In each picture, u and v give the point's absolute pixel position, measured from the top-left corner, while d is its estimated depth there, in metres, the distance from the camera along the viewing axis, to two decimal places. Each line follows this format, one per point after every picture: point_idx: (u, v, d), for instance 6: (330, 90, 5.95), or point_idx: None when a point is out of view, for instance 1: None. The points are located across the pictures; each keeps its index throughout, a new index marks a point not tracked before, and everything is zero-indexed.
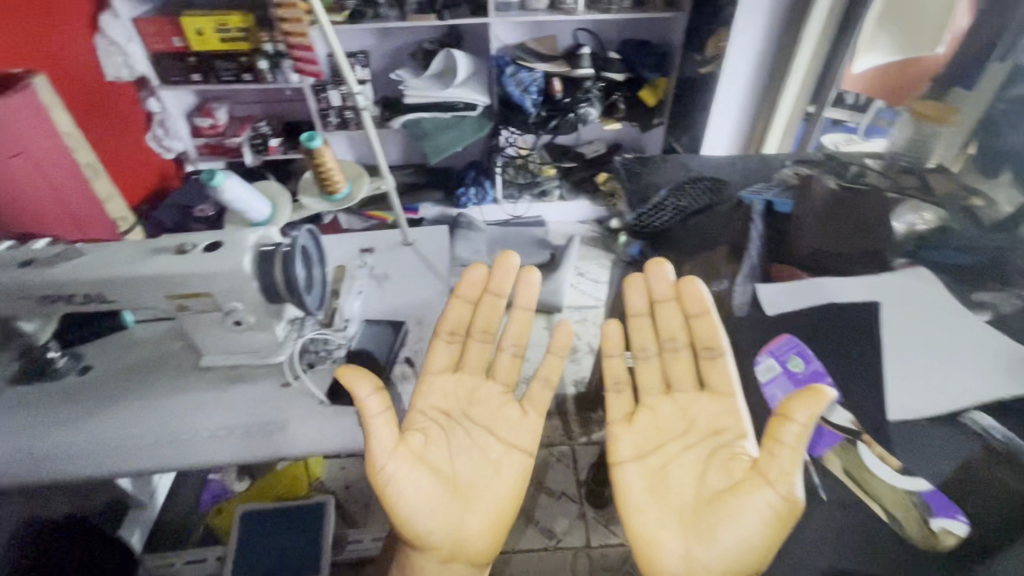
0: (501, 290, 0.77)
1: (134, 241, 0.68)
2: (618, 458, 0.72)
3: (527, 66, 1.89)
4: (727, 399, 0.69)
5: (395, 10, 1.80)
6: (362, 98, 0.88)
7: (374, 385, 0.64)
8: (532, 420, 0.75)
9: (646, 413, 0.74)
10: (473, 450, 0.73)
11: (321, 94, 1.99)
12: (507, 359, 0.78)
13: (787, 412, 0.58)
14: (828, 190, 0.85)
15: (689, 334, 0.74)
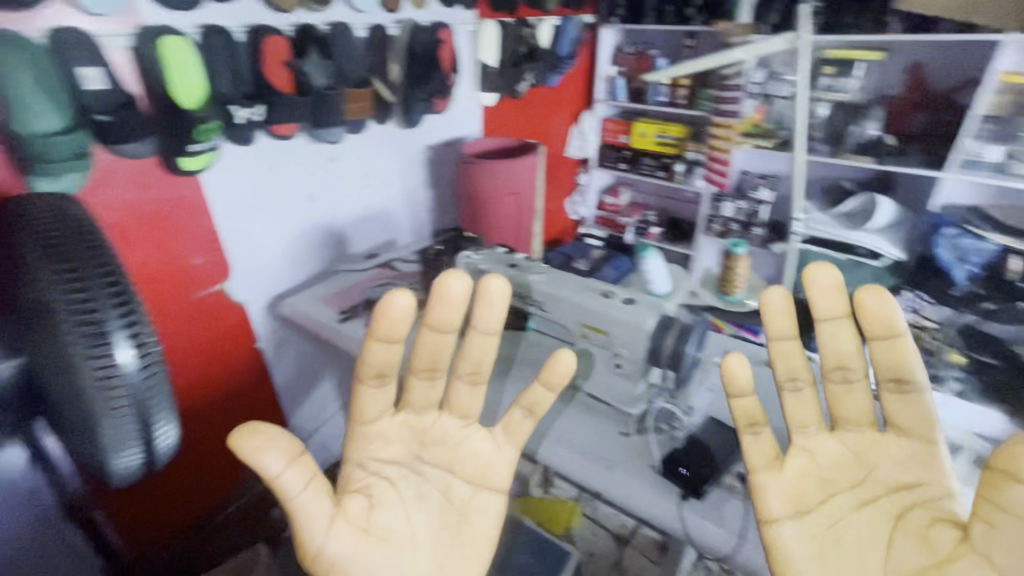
0: (446, 325, 0.63)
1: (576, 278, 0.92)
2: (773, 515, 0.58)
3: (978, 234, 1.57)
4: (917, 443, 0.58)
5: (829, 146, 1.82)
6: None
7: (287, 456, 0.52)
8: (509, 451, 0.68)
9: (801, 458, 0.60)
10: (427, 497, 0.64)
11: (717, 203, 2.12)
12: (464, 389, 0.67)
13: (1021, 469, 0.47)
14: None
15: (865, 362, 0.60)
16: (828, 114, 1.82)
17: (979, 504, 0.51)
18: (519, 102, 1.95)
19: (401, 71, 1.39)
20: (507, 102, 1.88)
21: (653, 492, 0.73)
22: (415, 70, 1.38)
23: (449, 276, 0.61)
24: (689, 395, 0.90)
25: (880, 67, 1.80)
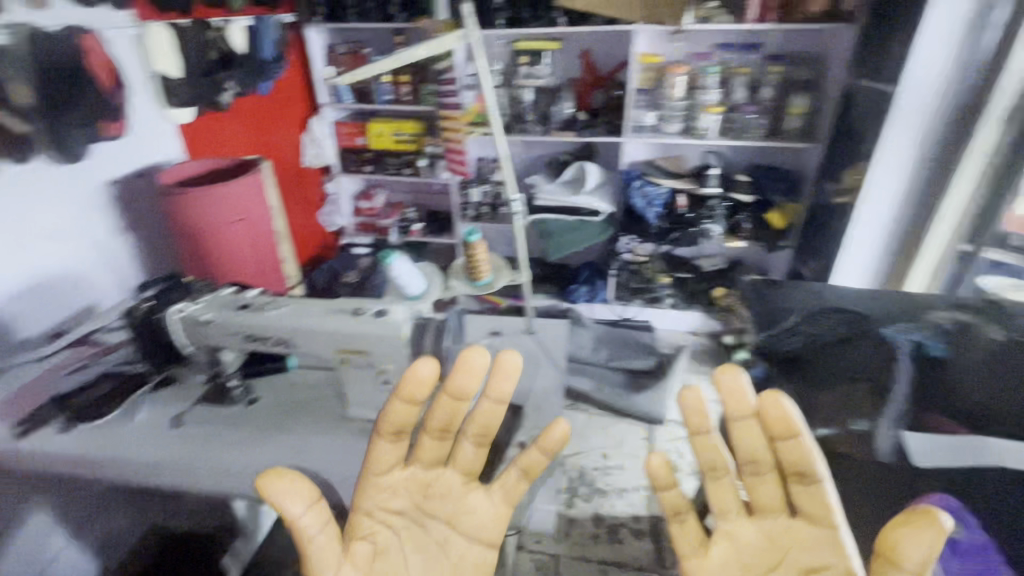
0: (460, 393, 0.63)
1: (320, 301, 0.84)
2: None
3: (655, 182, 2.01)
4: (826, 531, 0.53)
5: (540, 126, 2.08)
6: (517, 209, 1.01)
7: (307, 499, 0.57)
8: (502, 510, 0.65)
9: (721, 544, 0.57)
10: (428, 546, 0.63)
11: (464, 190, 2.23)
12: (471, 449, 0.66)
13: (898, 556, 0.44)
14: (990, 342, 0.78)
15: (772, 455, 0.56)
16: (533, 98, 2.07)
17: None
18: (226, 115, 1.72)
19: (30, 92, 1.03)
20: (209, 116, 1.63)
21: None
22: (46, 90, 1.06)
23: (470, 351, 0.61)
24: None
25: (562, 55, 2.09)
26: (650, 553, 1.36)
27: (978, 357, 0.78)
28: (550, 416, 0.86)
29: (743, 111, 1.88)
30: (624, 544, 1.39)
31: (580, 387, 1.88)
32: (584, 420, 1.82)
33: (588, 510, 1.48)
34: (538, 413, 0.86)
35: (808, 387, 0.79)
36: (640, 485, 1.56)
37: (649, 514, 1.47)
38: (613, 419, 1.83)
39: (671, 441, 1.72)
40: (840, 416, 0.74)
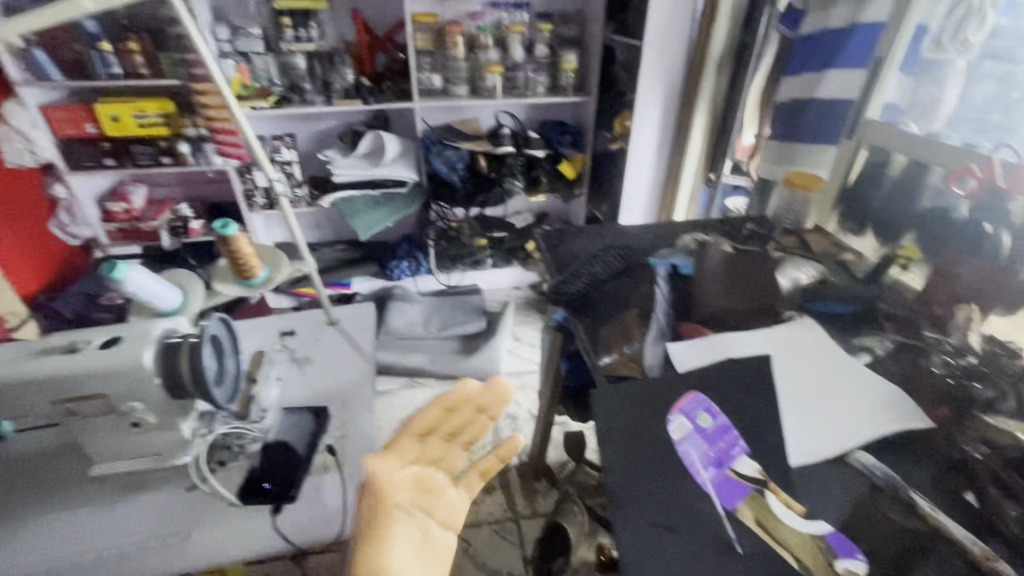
0: (483, 407, 0.64)
1: (19, 343, 0.64)
2: None
3: (453, 145, 1.99)
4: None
5: (321, 96, 1.87)
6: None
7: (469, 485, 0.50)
8: (463, 505, 0.58)
9: None
10: (414, 533, 0.53)
11: (246, 175, 1.94)
12: (457, 450, 0.62)
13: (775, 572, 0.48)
14: (721, 256, 0.91)
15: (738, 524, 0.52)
16: (307, 65, 1.85)
17: None
18: None
19: None
20: None
21: (241, 531, 0.63)
22: None
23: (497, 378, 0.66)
24: (257, 394, 0.77)
25: (330, 14, 1.88)
26: (503, 504, 1.43)
27: (716, 270, 0.88)
28: (360, 408, 0.80)
29: (522, 70, 1.97)
30: (478, 503, 1.43)
31: (415, 364, 1.85)
32: (425, 396, 1.79)
33: None
34: (345, 409, 0.80)
35: (592, 321, 0.83)
36: (487, 443, 1.61)
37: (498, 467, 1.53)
38: (453, 386, 1.83)
39: (509, 394, 1.80)
40: (613, 345, 0.76)
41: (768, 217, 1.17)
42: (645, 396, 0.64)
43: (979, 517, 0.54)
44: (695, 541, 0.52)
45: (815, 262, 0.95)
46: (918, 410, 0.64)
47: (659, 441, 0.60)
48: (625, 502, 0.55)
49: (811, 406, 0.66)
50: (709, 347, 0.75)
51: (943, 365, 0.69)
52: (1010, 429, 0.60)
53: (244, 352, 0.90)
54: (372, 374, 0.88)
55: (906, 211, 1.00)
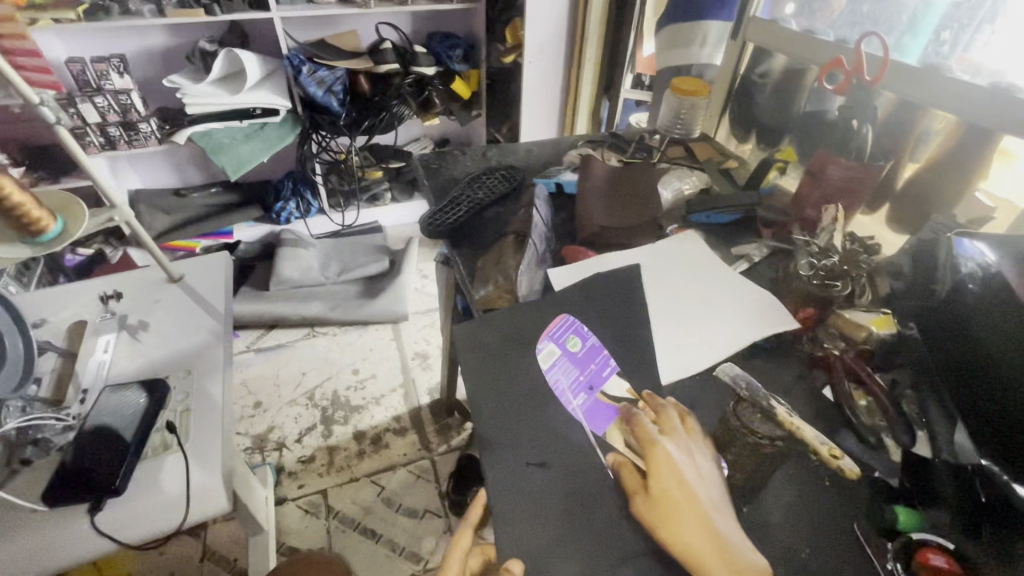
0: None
1: None
2: None
3: (326, 64, 1.73)
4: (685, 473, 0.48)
5: (151, 4, 1.52)
6: (52, 115, 0.71)
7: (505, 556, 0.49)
8: None
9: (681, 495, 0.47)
10: None
11: (69, 109, 1.56)
12: None
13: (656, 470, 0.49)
14: (606, 168, 0.86)
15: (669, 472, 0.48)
16: None
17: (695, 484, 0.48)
18: None
19: None
20: None
21: (55, 538, 0.53)
22: None
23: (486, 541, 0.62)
24: (76, 376, 0.68)
25: None
26: (416, 444, 1.40)
27: (599, 185, 0.83)
28: (208, 375, 0.69)
29: None
30: (390, 447, 1.39)
31: (313, 312, 1.70)
32: (328, 345, 1.68)
33: (348, 431, 1.43)
34: (190, 378, 0.68)
35: (472, 253, 0.77)
36: (396, 387, 1.55)
37: (408, 409, 1.49)
38: (359, 332, 1.73)
39: (417, 334, 1.73)
40: (490, 275, 0.69)
41: (658, 128, 1.13)
42: (512, 326, 0.59)
43: (829, 410, 0.56)
44: (564, 473, 0.50)
45: (696, 171, 0.93)
46: (785, 312, 0.65)
47: (529, 373, 0.56)
48: (495, 443, 0.51)
49: (685, 320, 0.65)
50: (592, 267, 0.71)
51: (809, 268, 0.65)
52: (863, 321, 0.61)
53: (58, 326, 0.75)
54: (227, 334, 0.76)
55: (788, 114, 0.99)
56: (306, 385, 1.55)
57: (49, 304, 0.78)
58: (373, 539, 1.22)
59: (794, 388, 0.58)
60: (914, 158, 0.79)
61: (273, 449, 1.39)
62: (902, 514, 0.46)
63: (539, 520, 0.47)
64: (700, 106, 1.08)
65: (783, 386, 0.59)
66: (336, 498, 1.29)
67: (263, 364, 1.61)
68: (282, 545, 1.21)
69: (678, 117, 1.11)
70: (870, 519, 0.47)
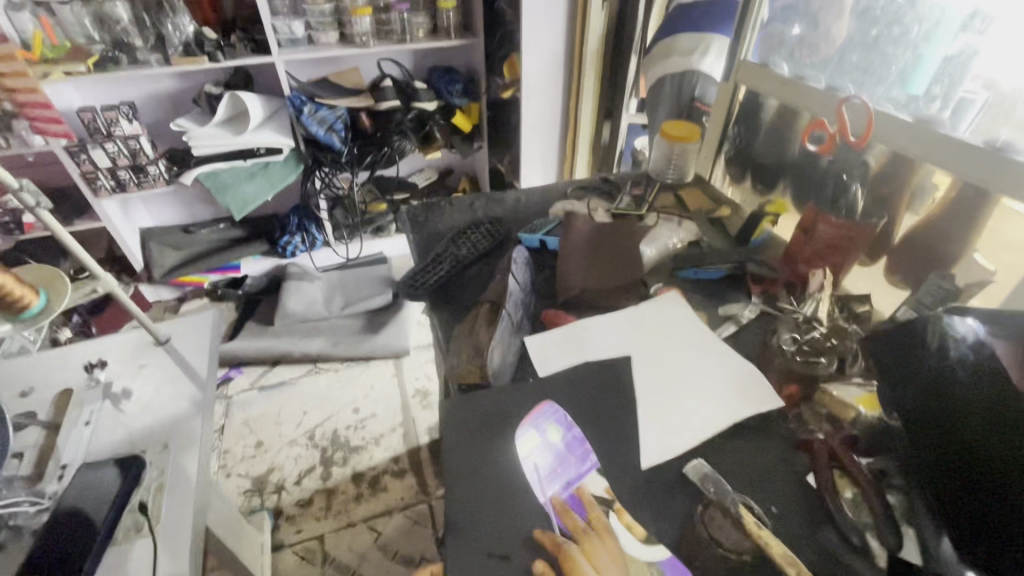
0: None
1: None
2: None
3: (327, 103, 1.75)
4: None
5: (158, 53, 1.57)
6: (31, 199, 0.65)
7: None
8: None
9: None
10: None
11: (80, 155, 1.61)
12: None
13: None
14: (588, 225, 0.84)
15: None
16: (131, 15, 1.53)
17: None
18: None
19: None
20: None
21: None
22: None
23: None
24: (56, 449, 0.68)
25: None
26: (415, 487, 1.39)
27: (581, 243, 0.81)
28: (185, 448, 0.69)
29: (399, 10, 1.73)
30: (387, 490, 1.38)
31: (316, 349, 1.71)
32: (330, 381, 1.68)
33: (347, 472, 1.42)
34: (166, 452, 0.69)
35: (451, 317, 0.76)
36: (396, 426, 1.54)
37: (407, 449, 1.48)
38: (361, 368, 1.73)
39: (418, 369, 1.72)
40: (465, 345, 0.68)
41: (651, 171, 1.11)
42: (494, 407, 0.59)
43: (812, 502, 0.53)
44: (523, 574, 0.47)
45: (686, 222, 0.91)
46: (769, 387, 0.62)
47: (501, 463, 0.55)
48: (461, 528, 0.50)
49: (666, 399, 0.62)
50: (573, 337, 0.70)
51: (791, 343, 0.63)
52: (851, 401, 0.57)
53: (45, 395, 0.76)
54: (208, 402, 0.76)
55: (781, 159, 0.97)
56: (307, 424, 1.55)
57: (38, 371, 0.79)
58: None
59: (778, 472, 0.55)
60: (910, 213, 0.76)
61: (272, 491, 1.39)
62: None
63: None
64: (692, 149, 1.06)
65: (764, 469, 0.56)
66: (333, 544, 1.28)
67: (266, 403, 1.62)
68: None
69: (669, 161, 1.09)
70: None
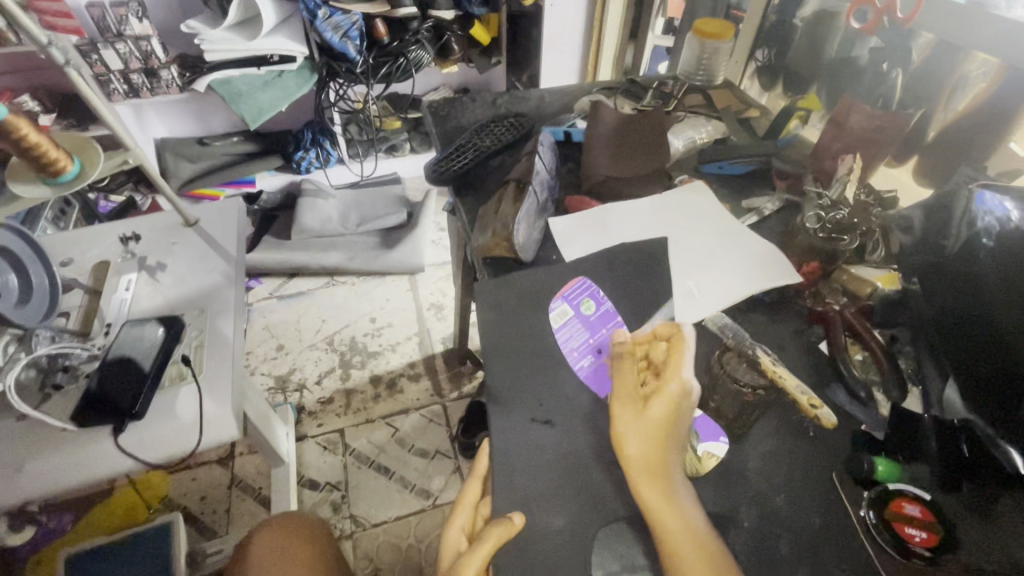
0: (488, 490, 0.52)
1: None
2: (639, 561, 0.43)
3: (342, 8, 1.65)
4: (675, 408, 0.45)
5: None
6: (59, 55, 0.73)
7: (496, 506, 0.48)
8: None
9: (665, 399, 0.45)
10: None
11: (91, 55, 1.57)
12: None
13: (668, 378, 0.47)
14: (616, 114, 0.82)
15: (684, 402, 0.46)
16: None
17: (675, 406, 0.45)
18: None
19: None
20: None
21: (84, 456, 0.59)
22: None
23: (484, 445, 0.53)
24: (101, 310, 0.72)
25: None
26: (429, 390, 1.45)
27: (606, 132, 0.80)
28: (220, 314, 0.73)
29: None
30: (404, 392, 1.45)
31: (333, 262, 1.72)
32: (345, 294, 1.72)
33: (365, 375, 1.49)
34: (203, 315, 0.72)
35: (475, 203, 0.77)
36: (411, 335, 1.60)
37: (422, 356, 1.54)
38: (375, 283, 1.76)
39: (433, 285, 1.76)
40: (489, 224, 0.69)
41: (679, 75, 1.07)
42: (528, 288, 0.59)
43: (822, 366, 0.55)
44: (567, 434, 0.50)
45: (713, 120, 0.89)
46: (789, 266, 0.63)
47: (528, 328, 0.57)
48: (504, 397, 0.52)
49: (686, 274, 0.64)
50: (596, 220, 0.71)
51: (815, 221, 0.63)
52: (869, 278, 0.59)
53: (83, 265, 0.79)
54: (239, 277, 0.79)
55: (818, 60, 0.93)
56: (326, 331, 1.61)
57: (73, 245, 0.82)
58: (387, 476, 1.29)
59: (791, 341, 0.58)
60: (950, 107, 0.74)
61: (294, 389, 1.46)
62: (880, 465, 0.46)
63: (534, 469, 0.48)
64: (723, 50, 1.01)
65: (776, 337, 0.58)
66: (353, 437, 1.36)
67: (286, 310, 1.67)
68: (302, 477, 1.29)
69: (700, 62, 1.05)
70: (847, 469, 0.47)
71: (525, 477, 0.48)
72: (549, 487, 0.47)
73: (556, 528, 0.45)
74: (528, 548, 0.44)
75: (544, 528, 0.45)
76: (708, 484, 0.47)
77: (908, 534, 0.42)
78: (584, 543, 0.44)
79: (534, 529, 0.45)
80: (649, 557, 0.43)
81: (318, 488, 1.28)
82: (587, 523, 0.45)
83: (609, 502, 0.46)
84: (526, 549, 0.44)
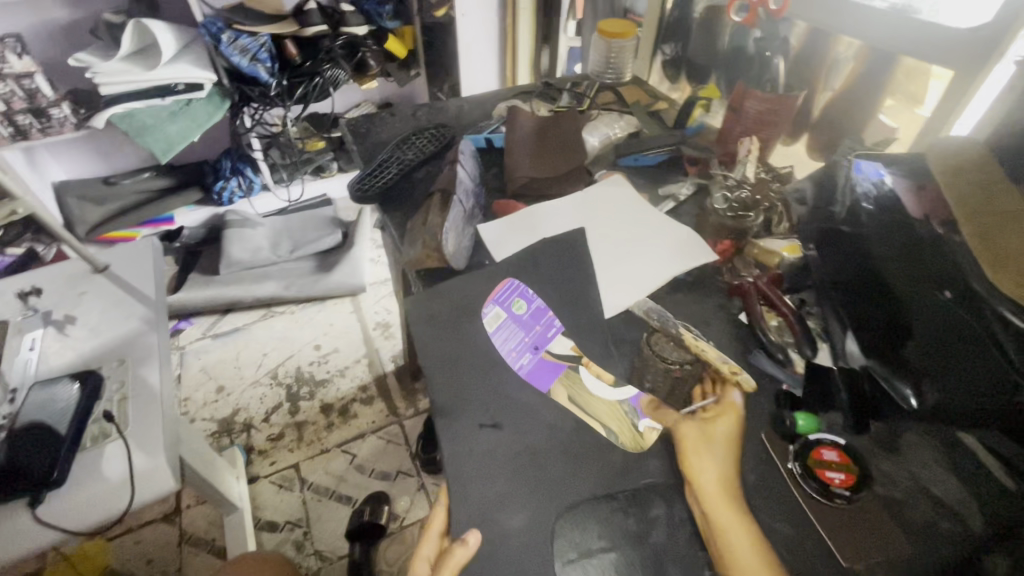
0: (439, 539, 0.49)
1: None
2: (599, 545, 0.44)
3: (248, 30, 1.57)
4: (724, 453, 0.49)
5: None
6: None
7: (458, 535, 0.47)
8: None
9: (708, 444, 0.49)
10: None
11: None
12: None
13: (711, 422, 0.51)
14: (532, 118, 0.85)
15: (728, 451, 0.49)
16: None
17: (726, 449, 0.49)
18: None
19: None
20: None
21: (2, 534, 0.54)
22: None
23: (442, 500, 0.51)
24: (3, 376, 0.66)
25: None
26: (384, 411, 1.43)
27: (525, 136, 0.83)
28: (144, 362, 0.69)
29: None
30: (358, 417, 1.41)
31: (267, 293, 1.65)
32: (284, 324, 1.66)
33: (315, 405, 1.44)
34: (124, 366, 0.68)
35: (403, 218, 0.77)
36: (359, 357, 1.56)
37: (373, 377, 1.51)
38: (316, 308, 1.70)
39: (377, 304, 1.73)
40: (419, 236, 0.69)
41: (590, 74, 1.11)
42: (463, 293, 0.60)
43: (744, 336, 0.59)
44: (515, 434, 0.51)
45: (625, 115, 0.93)
46: (705, 247, 0.68)
47: (467, 335, 0.57)
48: (450, 409, 0.52)
49: (614, 263, 0.67)
50: (522, 221, 0.73)
51: (723, 201, 0.69)
52: (777, 250, 0.66)
53: None
54: (159, 320, 0.75)
55: (713, 53, 1.00)
56: (268, 365, 1.54)
57: None
58: (350, 504, 1.25)
59: (715, 316, 0.62)
60: (830, 86, 0.81)
61: (240, 430, 1.39)
62: (800, 419, 0.51)
63: (487, 474, 0.48)
64: (628, 47, 1.06)
65: (701, 313, 0.62)
66: (310, 471, 1.31)
67: (222, 349, 1.58)
68: (258, 520, 1.23)
69: (608, 61, 1.10)
70: (773, 427, 0.51)
71: (480, 485, 0.48)
72: (504, 490, 0.47)
73: (512, 527, 0.46)
74: (491, 554, 0.44)
75: (501, 526, 0.45)
76: (653, 463, 0.49)
77: (829, 478, 0.47)
78: (545, 541, 0.45)
79: (494, 537, 0.45)
80: (605, 540, 0.44)
81: (277, 529, 1.22)
82: (541, 518, 0.46)
83: (566, 493, 0.47)
84: (488, 558, 0.44)
